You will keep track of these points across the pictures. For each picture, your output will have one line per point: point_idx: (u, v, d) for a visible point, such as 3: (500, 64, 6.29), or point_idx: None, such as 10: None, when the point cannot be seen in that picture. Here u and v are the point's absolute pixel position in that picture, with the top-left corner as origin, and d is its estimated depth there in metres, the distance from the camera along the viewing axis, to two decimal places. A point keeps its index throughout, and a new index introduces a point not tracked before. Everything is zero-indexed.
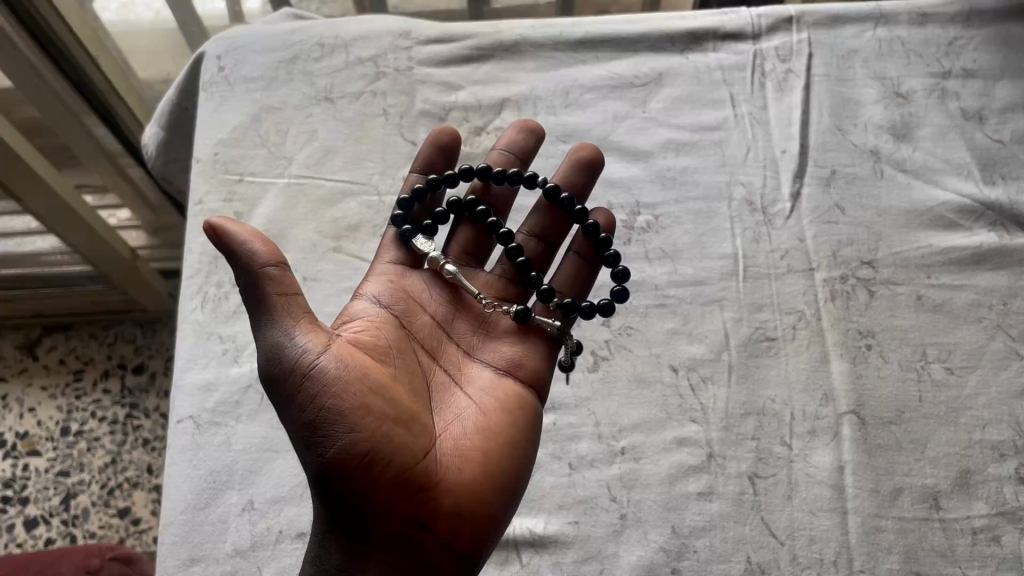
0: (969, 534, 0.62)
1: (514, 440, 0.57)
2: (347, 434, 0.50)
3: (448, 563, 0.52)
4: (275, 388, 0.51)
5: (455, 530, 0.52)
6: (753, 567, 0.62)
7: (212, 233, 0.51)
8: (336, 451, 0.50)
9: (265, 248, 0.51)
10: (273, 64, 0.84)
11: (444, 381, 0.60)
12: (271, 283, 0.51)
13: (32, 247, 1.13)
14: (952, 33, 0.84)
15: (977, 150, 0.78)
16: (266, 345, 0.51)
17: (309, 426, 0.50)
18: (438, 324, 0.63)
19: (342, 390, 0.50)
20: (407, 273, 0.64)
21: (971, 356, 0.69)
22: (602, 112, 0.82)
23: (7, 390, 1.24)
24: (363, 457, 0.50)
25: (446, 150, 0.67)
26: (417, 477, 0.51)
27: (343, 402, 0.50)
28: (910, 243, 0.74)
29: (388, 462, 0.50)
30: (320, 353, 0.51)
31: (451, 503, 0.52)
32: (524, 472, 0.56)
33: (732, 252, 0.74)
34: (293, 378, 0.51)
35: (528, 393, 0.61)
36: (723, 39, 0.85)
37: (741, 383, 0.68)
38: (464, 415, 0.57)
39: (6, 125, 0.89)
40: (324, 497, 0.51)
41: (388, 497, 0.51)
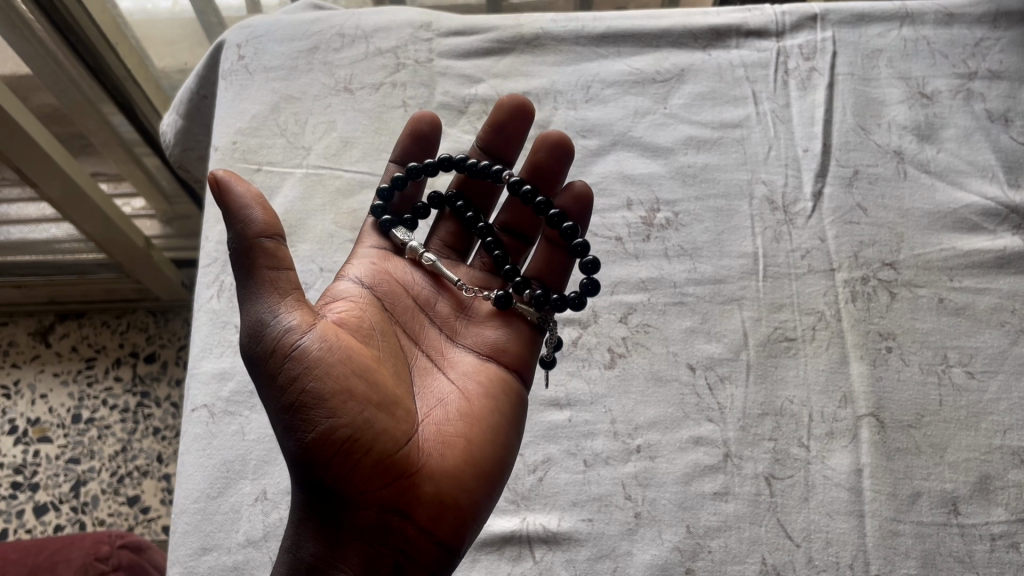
0: (988, 540, 0.62)
1: (497, 426, 0.56)
2: (327, 418, 0.49)
3: (429, 552, 0.51)
4: (257, 364, 0.51)
5: (436, 518, 0.51)
6: (768, 568, 0.61)
7: (213, 189, 0.51)
8: (315, 434, 0.49)
9: (263, 216, 0.51)
10: (293, 53, 0.84)
11: (426, 365, 0.59)
12: (263, 254, 0.51)
13: (45, 235, 1.12)
14: (978, 33, 0.83)
15: (1002, 152, 0.77)
16: (250, 320, 0.51)
17: (288, 407, 0.50)
18: (419, 307, 0.62)
19: (323, 371, 0.50)
20: (386, 256, 0.63)
21: (993, 361, 0.68)
22: (623, 107, 0.81)
23: (19, 376, 1.25)
24: (343, 441, 0.50)
25: (422, 138, 0.66)
26: (398, 464, 0.51)
27: (324, 384, 0.50)
28: (932, 245, 0.73)
29: (369, 447, 0.50)
30: (306, 333, 0.51)
31: (433, 490, 0.51)
32: (507, 459, 0.56)
33: (753, 250, 0.73)
34: (276, 357, 0.50)
35: (511, 376, 0.60)
36: (747, 36, 0.84)
37: (759, 384, 0.68)
38: (446, 400, 0.57)
39: (24, 110, 0.89)
40: (304, 481, 0.51)
41: (367, 485, 0.50)
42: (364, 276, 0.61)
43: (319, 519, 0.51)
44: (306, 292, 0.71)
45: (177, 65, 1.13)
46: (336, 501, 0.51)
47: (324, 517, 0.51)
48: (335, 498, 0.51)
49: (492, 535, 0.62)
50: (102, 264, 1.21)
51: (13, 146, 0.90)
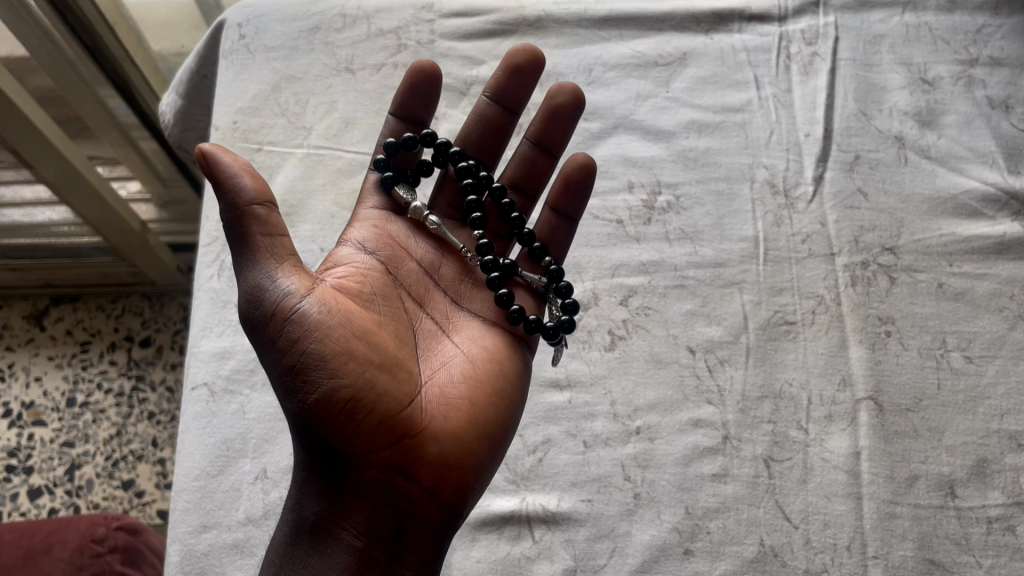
0: (983, 523, 0.62)
1: (501, 389, 0.56)
2: (328, 379, 0.50)
3: (433, 511, 0.52)
4: (255, 328, 0.51)
5: (440, 479, 0.52)
6: (766, 550, 0.61)
7: (202, 164, 0.51)
8: (316, 395, 0.50)
9: (253, 185, 0.51)
10: (295, 33, 0.83)
11: (431, 329, 0.59)
12: (256, 223, 0.51)
13: (42, 218, 1.12)
14: (980, 21, 0.83)
15: (1003, 139, 0.77)
16: (247, 285, 0.51)
17: (288, 369, 0.50)
18: (425, 272, 0.63)
19: (324, 332, 0.50)
20: (389, 218, 0.64)
21: (992, 346, 0.68)
22: (625, 90, 0.81)
23: (13, 359, 1.24)
24: (344, 401, 0.50)
25: (423, 93, 0.65)
26: (400, 425, 0.51)
27: (324, 345, 0.50)
28: (932, 231, 0.73)
29: (369, 407, 0.50)
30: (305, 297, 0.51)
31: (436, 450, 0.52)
32: (512, 421, 0.56)
33: (753, 234, 0.73)
34: (276, 319, 0.50)
35: (515, 343, 0.61)
36: (749, 20, 0.84)
37: (759, 366, 0.68)
38: (450, 363, 0.57)
39: (21, 90, 0.88)
40: (307, 442, 0.51)
41: (368, 445, 0.51)
42: (369, 238, 0.61)
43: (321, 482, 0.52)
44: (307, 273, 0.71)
45: (174, 47, 1.12)
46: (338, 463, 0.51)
47: (327, 479, 0.52)
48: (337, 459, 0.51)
49: (491, 515, 0.63)
50: (98, 248, 1.20)
51: (10, 127, 0.90)
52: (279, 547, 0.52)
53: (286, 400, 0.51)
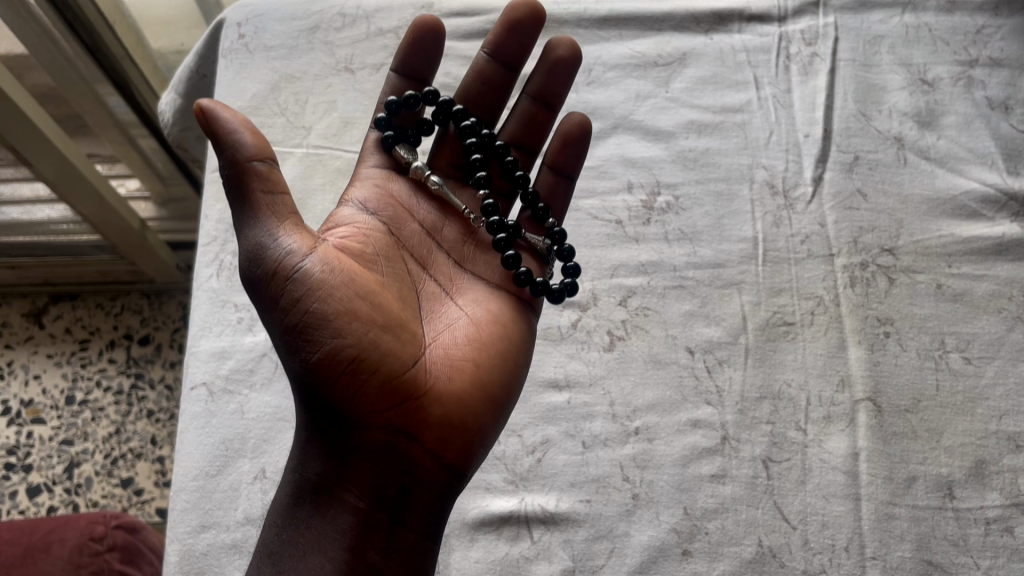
0: (982, 524, 0.62)
1: (506, 352, 0.57)
2: (331, 338, 0.50)
3: (437, 474, 0.52)
4: (256, 286, 0.52)
5: (444, 440, 0.52)
6: (765, 551, 0.61)
7: (200, 119, 0.51)
8: (319, 354, 0.50)
9: (252, 140, 0.51)
10: (294, 32, 0.83)
11: (434, 291, 0.60)
12: (256, 179, 0.51)
13: (41, 216, 1.12)
14: (979, 22, 0.83)
15: (1002, 140, 0.77)
16: (248, 243, 0.52)
17: (291, 327, 0.51)
18: (427, 233, 0.63)
19: (326, 291, 0.51)
20: (391, 177, 0.64)
21: (990, 347, 0.68)
22: (625, 90, 0.81)
23: (13, 357, 1.25)
24: (346, 360, 0.50)
25: (422, 48, 0.65)
26: (403, 384, 0.52)
27: (327, 304, 0.51)
28: (931, 232, 0.73)
29: (372, 367, 0.51)
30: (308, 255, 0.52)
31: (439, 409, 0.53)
32: (516, 383, 0.57)
33: (752, 235, 0.73)
34: (278, 277, 0.51)
35: (518, 307, 0.62)
36: (749, 21, 0.84)
37: (758, 367, 0.68)
38: (454, 325, 0.58)
39: (20, 89, 0.88)
40: (310, 402, 0.52)
41: (370, 403, 0.51)
42: (369, 198, 0.61)
43: (322, 442, 0.53)
44: None
45: (174, 46, 1.12)
46: (340, 423, 0.52)
47: (328, 440, 0.53)
48: (339, 419, 0.52)
49: (490, 515, 0.63)
50: (97, 246, 1.20)
51: (9, 125, 0.89)
52: (280, 510, 0.53)
53: (288, 358, 0.52)
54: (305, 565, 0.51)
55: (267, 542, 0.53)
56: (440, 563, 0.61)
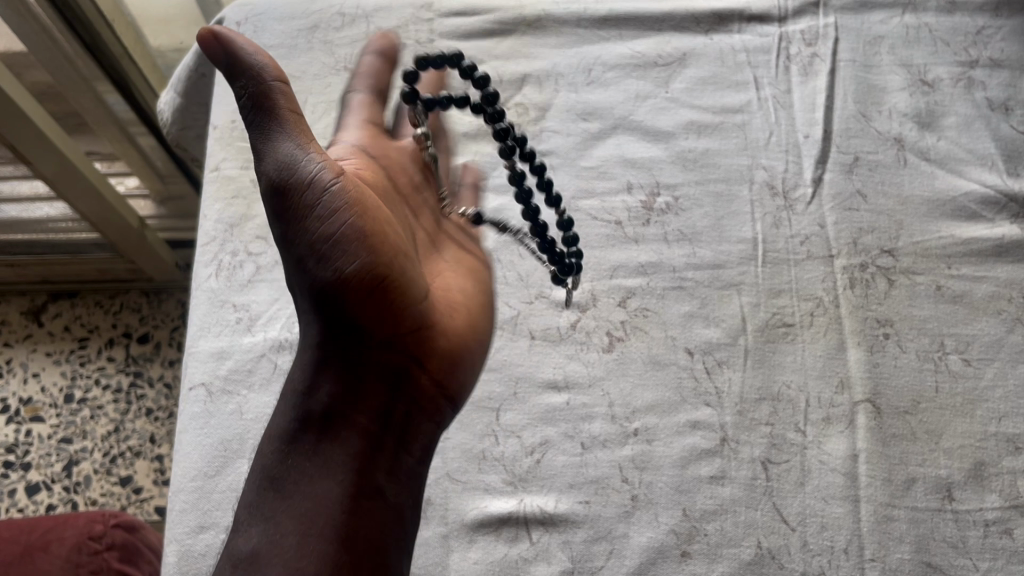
0: (981, 526, 0.62)
1: (484, 298, 0.64)
2: (360, 257, 0.50)
3: (434, 402, 0.58)
4: (280, 194, 0.49)
5: (443, 369, 0.58)
6: (763, 552, 0.61)
7: (209, 36, 0.48)
8: (347, 269, 0.50)
9: (271, 62, 0.49)
10: (293, 32, 0.83)
11: (423, 236, 0.63)
12: (280, 96, 0.49)
13: (38, 213, 1.12)
14: (980, 22, 0.83)
15: (1002, 141, 0.77)
16: (274, 154, 0.49)
17: (315, 244, 0.50)
18: (414, 184, 0.66)
19: (358, 207, 0.50)
20: (377, 129, 0.66)
21: (990, 348, 0.68)
22: (624, 90, 0.81)
23: (12, 354, 1.25)
24: (371, 279, 0.51)
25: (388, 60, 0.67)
26: (413, 314, 0.55)
27: (359, 219, 0.50)
28: (931, 233, 0.73)
29: (391, 289, 0.52)
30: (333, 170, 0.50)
31: (437, 343, 0.58)
32: (489, 330, 0.64)
33: (752, 236, 0.73)
34: (308, 189, 0.49)
35: (481, 261, 0.67)
36: (749, 21, 0.84)
37: (757, 368, 0.68)
38: (440, 273, 0.63)
39: (19, 88, 0.88)
40: (334, 324, 0.53)
41: (381, 328, 0.54)
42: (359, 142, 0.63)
43: (330, 366, 0.54)
44: None
45: (173, 43, 1.12)
46: (348, 350, 0.54)
47: (336, 364, 0.54)
48: (347, 345, 0.54)
49: (489, 516, 0.63)
50: (97, 243, 1.20)
51: (8, 123, 0.89)
52: (280, 436, 0.54)
53: (308, 274, 0.51)
54: (313, 490, 0.52)
55: (268, 469, 0.53)
56: (439, 564, 0.61)
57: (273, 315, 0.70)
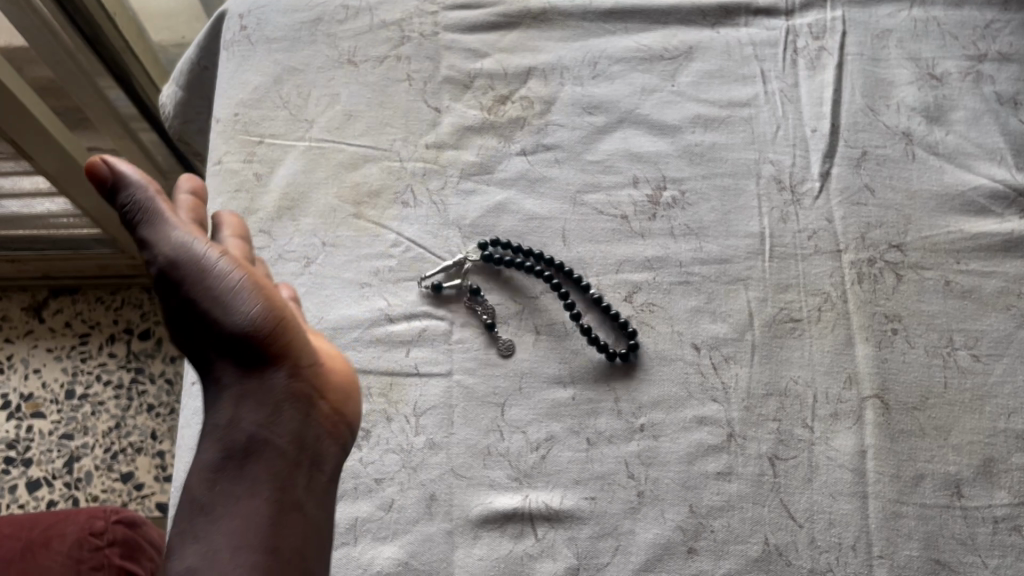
0: (990, 523, 0.62)
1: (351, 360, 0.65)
2: (254, 304, 0.55)
3: (343, 429, 0.58)
4: (183, 274, 0.56)
5: (347, 400, 0.59)
6: (770, 549, 0.61)
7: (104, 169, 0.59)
8: (245, 320, 0.55)
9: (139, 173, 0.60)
10: (296, 24, 0.83)
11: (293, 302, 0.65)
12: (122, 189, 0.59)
13: (40, 209, 1.12)
14: (988, 16, 0.82)
15: (1011, 136, 0.76)
16: (170, 242, 0.57)
17: (216, 302, 0.55)
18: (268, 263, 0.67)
19: (243, 269, 0.56)
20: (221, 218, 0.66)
21: (999, 344, 0.68)
22: (630, 84, 0.80)
23: (13, 350, 1.24)
24: (269, 326, 0.55)
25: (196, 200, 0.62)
26: (310, 355, 0.57)
27: (249, 277, 0.56)
28: (940, 228, 0.72)
29: (291, 335, 0.56)
30: (218, 250, 0.57)
31: (337, 378, 0.58)
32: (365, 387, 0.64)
33: (759, 231, 0.73)
34: (202, 265, 0.56)
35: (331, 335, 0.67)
36: (756, 14, 0.83)
37: (765, 363, 0.67)
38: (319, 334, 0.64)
39: (21, 83, 0.88)
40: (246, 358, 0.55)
41: (284, 366, 0.56)
42: (229, 229, 0.62)
43: (245, 397, 0.56)
44: (309, 267, 0.72)
45: (175, 38, 1.12)
46: (258, 385, 0.56)
47: (249, 397, 0.56)
48: (256, 380, 0.56)
49: (494, 512, 0.62)
50: (98, 239, 1.19)
51: (9, 118, 0.89)
52: (206, 465, 0.54)
53: (210, 330, 0.55)
54: (241, 509, 0.52)
55: (196, 494, 0.53)
56: (444, 560, 0.61)
57: None
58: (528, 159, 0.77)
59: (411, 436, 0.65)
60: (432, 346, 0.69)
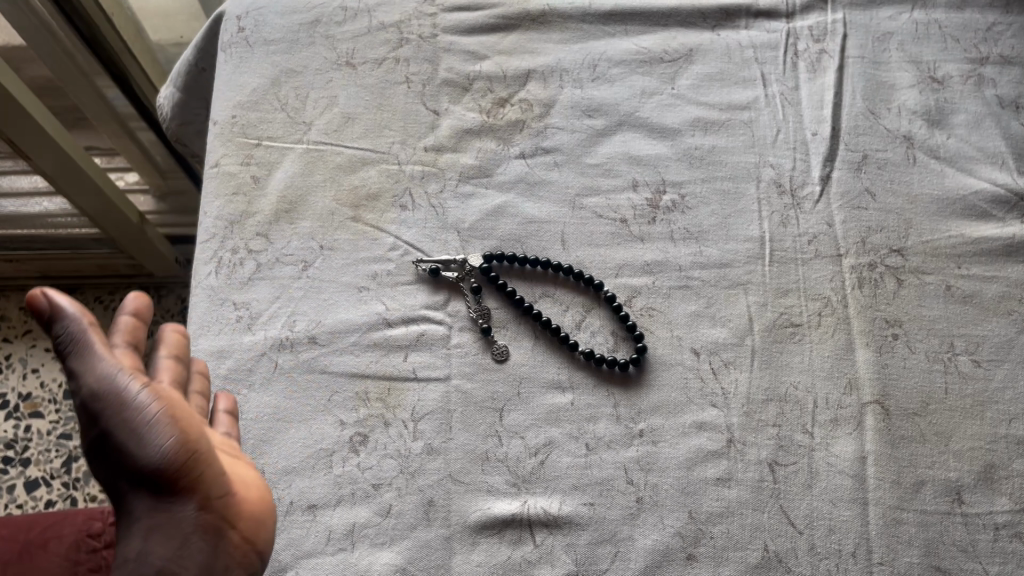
0: (991, 529, 0.61)
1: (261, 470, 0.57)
2: (166, 439, 0.46)
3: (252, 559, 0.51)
4: (98, 409, 0.46)
5: (257, 529, 0.51)
6: (770, 555, 0.61)
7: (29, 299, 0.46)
8: (159, 462, 0.46)
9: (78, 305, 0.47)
10: (294, 26, 0.82)
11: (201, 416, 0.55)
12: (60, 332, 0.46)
13: (36, 208, 1.11)
14: (990, 19, 0.82)
15: (1013, 139, 0.76)
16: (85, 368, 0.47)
17: (127, 439, 0.46)
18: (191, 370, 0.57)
19: (164, 405, 0.47)
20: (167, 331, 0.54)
21: (1000, 350, 0.67)
22: (630, 87, 0.80)
23: (11, 350, 1.23)
24: (183, 463, 0.46)
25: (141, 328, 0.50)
26: (222, 483, 0.49)
27: (171, 409, 0.47)
28: (941, 232, 0.72)
29: (202, 466, 0.48)
30: (138, 377, 0.47)
31: (250, 505, 0.51)
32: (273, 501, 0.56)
33: (759, 235, 0.72)
34: (123, 400, 0.46)
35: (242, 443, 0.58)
36: (757, 16, 0.83)
37: (765, 368, 0.67)
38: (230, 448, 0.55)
39: (18, 84, 0.87)
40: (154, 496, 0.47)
41: (195, 499, 0.48)
42: (165, 347, 0.52)
43: (152, 532, 0.48)
44: (307, 271, 0.71)
45: (173, 37, 1.12)
46: (163, 519, 0.48)
47: (153, 533, 0.48)
48: (160, 514, 0.48)
49: (492, 518, 0.62)
50: (97, 240, 1.18)
51: (6, 118, 0.88)
52: None
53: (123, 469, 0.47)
54: None
55: None
56: (442, 566, 0.61)
57: (274, 313, 0.69)
58: (528, 162, 0.76)
59: (409, 441, 0.65)
60: (430, 351, 0.68)
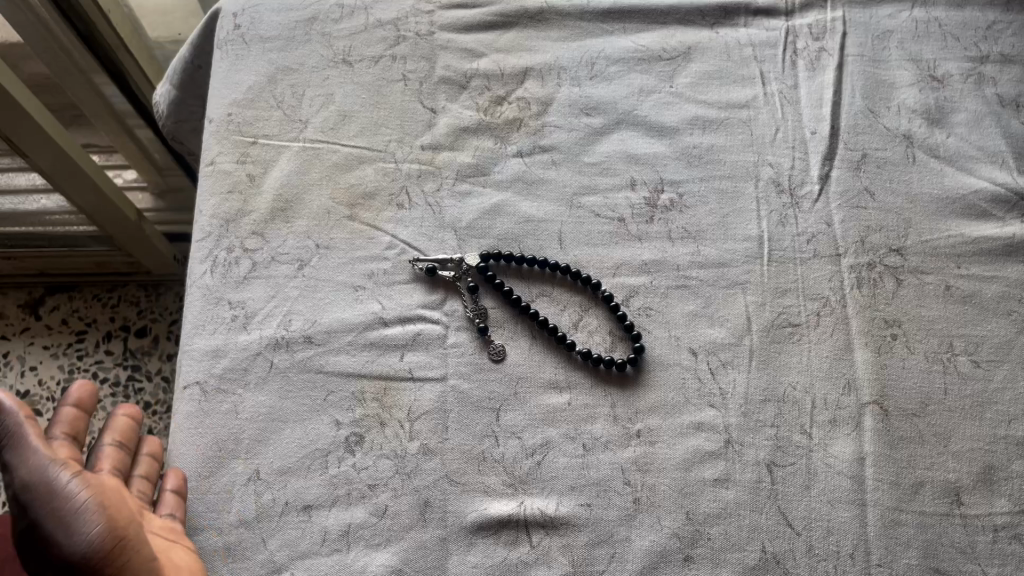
0: (990, 531, 0.61)
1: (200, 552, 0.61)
2: (90, 527, 0.52)
3: None
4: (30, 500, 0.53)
5: None
6: (768, 557, 0.60)
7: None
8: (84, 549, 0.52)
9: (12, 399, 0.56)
10: (291, 23, 0.82)
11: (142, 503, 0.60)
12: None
13: (36, 206, 1.10)
14: (990, 16, 0.82)
15: (1013, 138, 0.76)
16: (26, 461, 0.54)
17: (55, 530, 0.52)
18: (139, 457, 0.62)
19: (93, 495, 0.54)
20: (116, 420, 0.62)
21: (999, 350, 0.67)
22: (628, 85, 0.79)
23: (8, 348, 1.23)
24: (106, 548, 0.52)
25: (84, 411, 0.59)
26: (149, 567, 0.54)
27: (97, 496, 0.53)
28: (941, 232, 0.72)
29: (124, 551, 0.53)
30: (68, 468, 0.54)
31: None
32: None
33: (757, 234, 0.72)
34: (54, 489, 0.53)
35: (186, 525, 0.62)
36: (756, 14, 0.82)
37: (763, 368, 0.67)
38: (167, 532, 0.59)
39: (15, 82, 0.87)
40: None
41: None
42: (110, 434, 0.60)
43: None
44: (303, 270, 0.71)
45: (171, 36, 1.12)
46: None
47: None
48: None
49: (488, 519, 0.62)
50: (95, 238, 1.18)
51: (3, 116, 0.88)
52: None
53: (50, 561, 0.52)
54: None
55: None
56: (438, 567, 0.60)
57: (270, 312, 0.69)
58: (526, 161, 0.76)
59: (405, 441, 0.64)
60: (427, 351, 0.68)
